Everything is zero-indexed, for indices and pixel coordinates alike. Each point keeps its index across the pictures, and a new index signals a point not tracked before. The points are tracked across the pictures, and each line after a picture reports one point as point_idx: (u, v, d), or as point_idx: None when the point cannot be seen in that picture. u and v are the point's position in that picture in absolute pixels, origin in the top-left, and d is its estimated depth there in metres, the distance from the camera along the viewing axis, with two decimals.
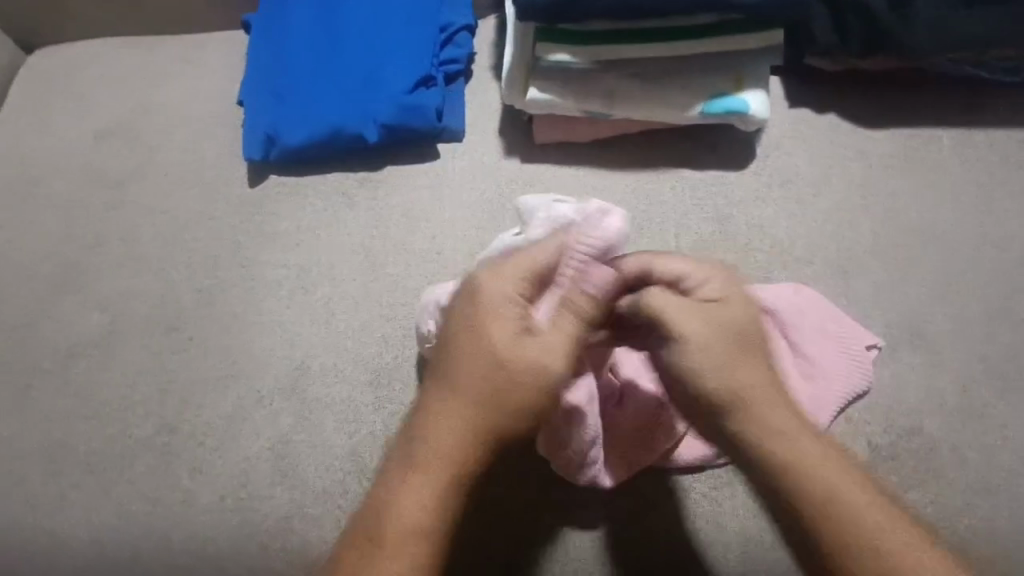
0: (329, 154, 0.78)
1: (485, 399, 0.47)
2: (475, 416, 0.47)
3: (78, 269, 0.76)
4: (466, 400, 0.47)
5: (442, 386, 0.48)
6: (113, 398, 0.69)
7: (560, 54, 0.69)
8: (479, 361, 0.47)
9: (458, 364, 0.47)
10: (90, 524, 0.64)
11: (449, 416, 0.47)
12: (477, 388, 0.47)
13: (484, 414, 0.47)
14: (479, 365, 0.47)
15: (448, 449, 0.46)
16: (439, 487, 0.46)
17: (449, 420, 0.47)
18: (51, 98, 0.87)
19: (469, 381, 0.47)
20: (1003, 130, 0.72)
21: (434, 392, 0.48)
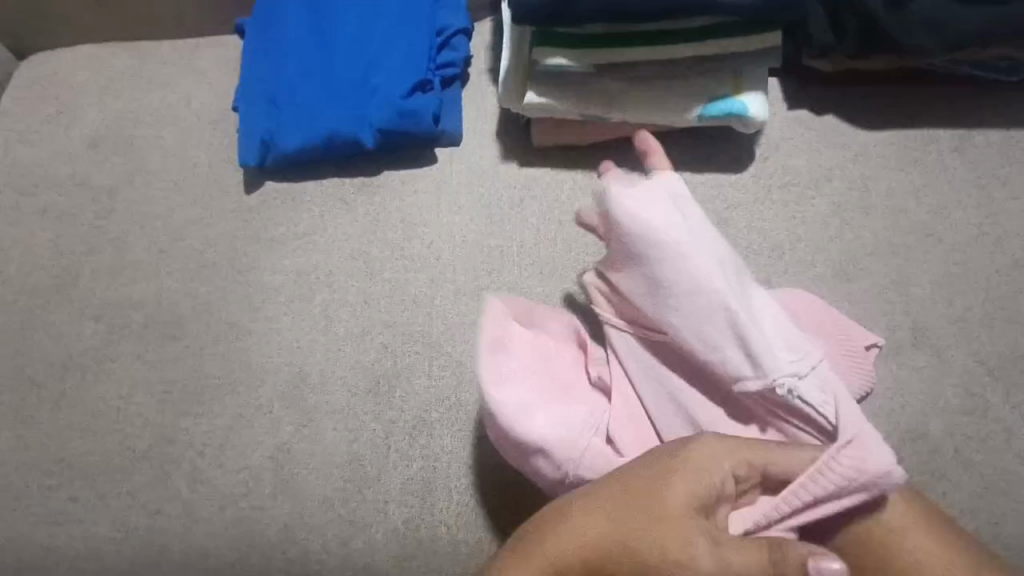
0: (325, 160, 0.78)
1: (620, 555, 0.43)
2: (609, 571, 0.44)
3: (72, 279, 0.76)
4: (616, 558, 0.44)
5: (602, 523, 0.45)
6: (110, 410, 0.69)
7: (555, 58, 0.67)
8: (653, 523, 0.43)
9: (641, 520, 0.44)
10: (88, 538, 0.63)
11: (589, 569, 0.44)
12: (628, 546, 0.43)
13: (611, 571, 0.44)
14: (650, 530, 0.43)
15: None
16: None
17: (580, 568, 0.44)
18: (43, 105, 0.86)
19: (618, 533, 0.44)
20: (1002, 130, 0.72)
21: (577, 529, 0.45)
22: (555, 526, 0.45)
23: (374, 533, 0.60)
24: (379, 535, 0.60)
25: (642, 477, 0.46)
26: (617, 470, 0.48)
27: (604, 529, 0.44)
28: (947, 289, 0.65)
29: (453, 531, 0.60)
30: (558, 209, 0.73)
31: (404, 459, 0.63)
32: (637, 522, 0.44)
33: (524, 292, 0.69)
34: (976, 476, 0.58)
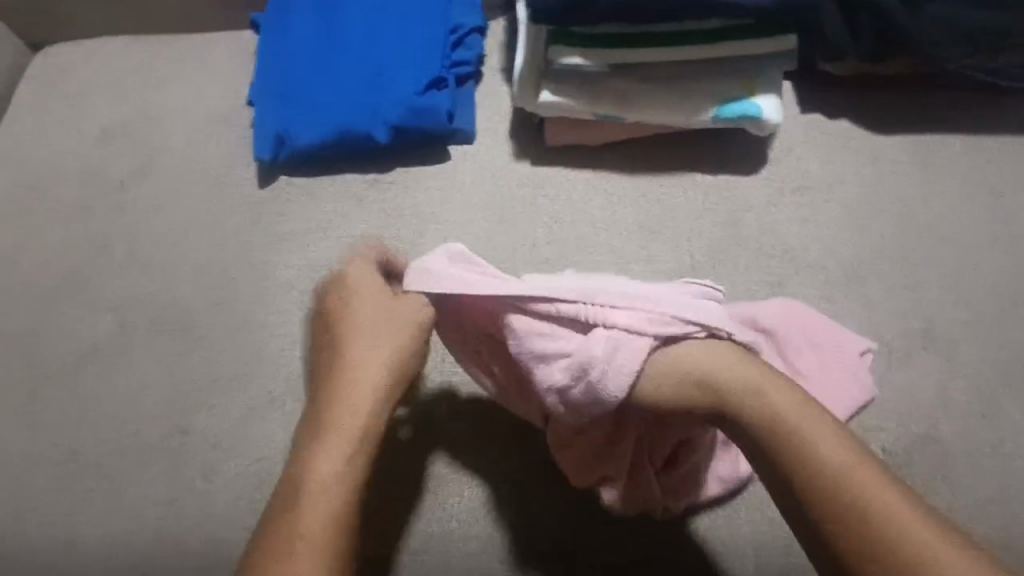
0: (339, 155, 0.78)
1: (378, 352, 0.54)
2: (375, 359, 0.54)
3: (86, 272, 0.76)
4: (372, 341, 0.55)
5: (345, 328, 0.56)
6: (123, 402, 0.69)
7: (571, 57, 0.68)
8: (372, 329, 0.55)
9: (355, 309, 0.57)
10: (102, 529, 0.64)
11: (359, 345, 0.55)
12: (368, 338, 0.55)
13: (383, 338, 0.55)
14: (360, 314, 0.56)
15: (364, 374, 0.54)
16: (359, 428, 0.52)
17: (367, 366, 0.54)
18: (58, 98, 0.87)
19: (355, 347, 0.55)
20: (1014, 135, 0.72)
21: (341, 331, 0.56)
22: (330, 341, 0.57)
23: (387, 528, 0.61)
24: (393, 529, 0.61)
25: (364, 276, 0.58)
26: (354, 347, 0.55)
27: (344, 320, 0.57)
28: (956, 293, 0.65)
29: (466, 526, 0.61)
30: (571, 209, 0.73)
31: (416, 457, 0.64)
32: (361, 331, 0.55)
33: None
34: (988, 478, 0.58)
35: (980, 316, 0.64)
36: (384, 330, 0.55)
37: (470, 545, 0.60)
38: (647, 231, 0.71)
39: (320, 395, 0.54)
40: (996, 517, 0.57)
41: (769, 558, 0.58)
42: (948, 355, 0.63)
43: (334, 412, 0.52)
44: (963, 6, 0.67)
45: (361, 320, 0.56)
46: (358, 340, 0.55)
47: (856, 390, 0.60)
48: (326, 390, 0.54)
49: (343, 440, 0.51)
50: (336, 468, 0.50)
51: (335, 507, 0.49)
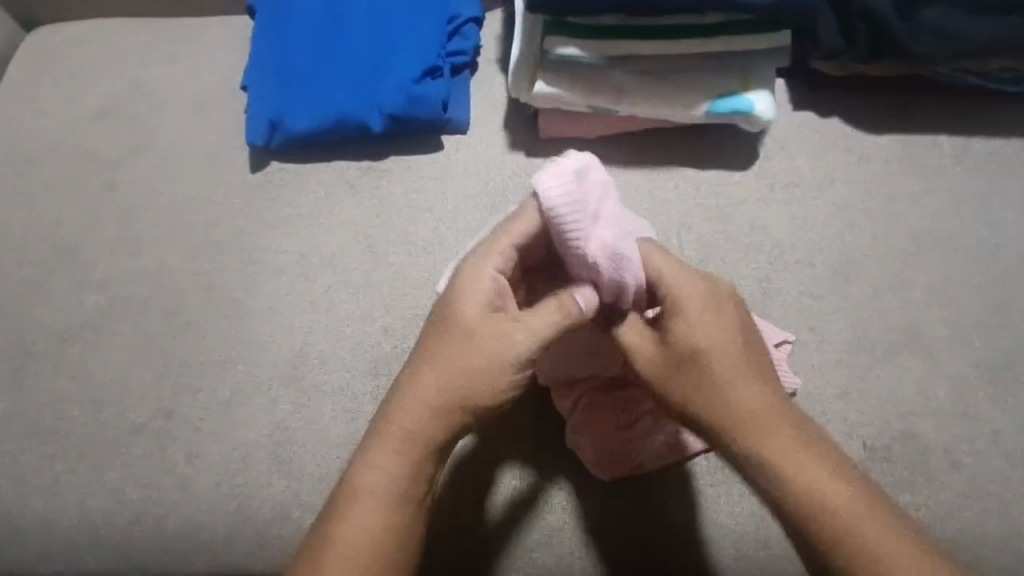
0: (333, 141, 0.78)
1: (449, 402, 0.50)
2: (445, 390, 0.50)
3: (73, 251, 0.75)
4: (458, 373, 0.51)
5: (448, 350, 0.51)
6: (108, 382, 0.69)
7: (567, 48, 0.69)
8: (478, 369, 0.50)
9: (467, 339, 0.51)
10: (83, 509, 0.64)
11: (444, 377, 0.51)
12: (448, 385, 0.50)
13: (458, 379, 0.50)
14: (458, 342, 0.51)
15: (431, 409, 0.50)
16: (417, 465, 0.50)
17: (434, 398, 0.50)
18: (51, 76, 0.86)
19: (449, 381, 0.50)
20: (1003, 138, 0.73)
21: (456, 347, 0.51)
22: (411, 371, 0.52)
23: None
24: None
25: (470, 292, 0.52)
26: (482, 359, 0.51)
27: (452, 350, 0.51)
28: (941, 291, 0.66)
29: (448, 514, 0.61)
30: None
31: None
32: (456, 376, 0.50)
33: None
34: (962, 475, 0.59)
35: (963, 315, 0.65)
36: (487, 371, 0.50)
37: (451, 532, 0.61)
38: None
39: (405, 436, 0.50)
40: (968, 512, 0.58)
41: (752, 550, 0.59)
42: (930, 353, 0.64)
43: (400, 434, 0.50)
44: (956, 9, 0.67)
45: (455, 353, 0.51)
46: (450, 371, 0.51)
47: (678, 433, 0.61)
48: (404, 430, 0.50)
49: (405, 474, 0.50)
50: (393, 509, 0.49)
51: (406, 530, 0.50)
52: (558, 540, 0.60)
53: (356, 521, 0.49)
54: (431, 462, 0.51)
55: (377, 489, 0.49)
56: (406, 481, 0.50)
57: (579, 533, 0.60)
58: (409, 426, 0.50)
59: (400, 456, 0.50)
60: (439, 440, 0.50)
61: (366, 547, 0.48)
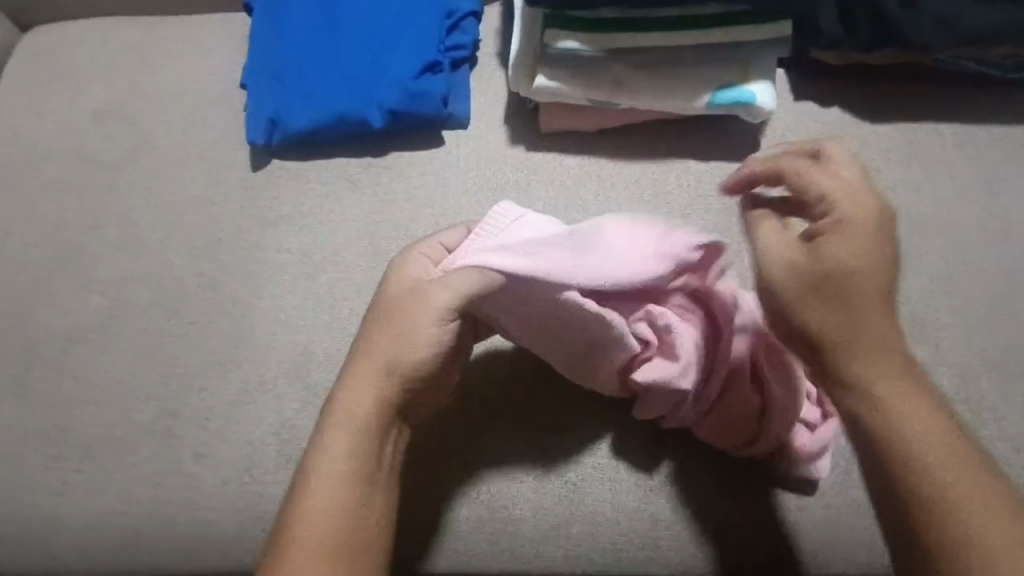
0: (334, 138, 0.78)
1: (379, 408, 0.52)
2: (370, 398, 0.52)
3: (75, 252, 0.75)
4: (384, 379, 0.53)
5: (364, 363, 0.53)
6: (114, 383, 0.69)
7: (567, 42, 0.69)
8: (406, 332, 0.53)
9: (378, 345, 0.53)
10: (91, 509, 0.64)
11: (365, 385, 0.53)
12: (365, 392, 0.53)
13: (374, 385, 0.53)
14: (392, 310, 0.54)
15: (358, 417, 0.52)
16: (361, 426, 0.52)
17: (358, 408, 0.52)
18: (48, 77, 0.86)
19: (370, 391, 0.53)
20: (1003, 126, 0.73)
21: (382, 311, 0.55)
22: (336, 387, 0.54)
23: None
24: None
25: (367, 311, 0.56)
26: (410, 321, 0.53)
27: (386, 315, 0.54)
28: (943, 279, 0.66)
29: (457, 510, 0.61)
30: (563, 194, 0.73)
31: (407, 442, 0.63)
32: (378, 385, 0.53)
33: None
34: None
35: (966, 303, 0.65)
36: (404, 373, 0.53)
37: (461, 527, 0.61)
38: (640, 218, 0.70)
39: (332, 442, 0.52)
40: None
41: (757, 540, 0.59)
42: (934, 342, 0.64)
43: (328, 445, 0.52)
44: None
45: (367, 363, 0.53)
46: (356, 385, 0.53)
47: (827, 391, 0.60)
48: (327, 440, 0.52)
49: (342, 485, 0.51)
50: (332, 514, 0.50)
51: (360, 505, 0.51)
52: (565, 533, 0.60)
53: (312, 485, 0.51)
54: (365, 463, 0.52)
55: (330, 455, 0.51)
56: (336, 488, 0.51)
57: (586, 526, 0.60)
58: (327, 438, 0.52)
59: (331, 465, 0.51)
60: (370, 440, 0.52)
61: (310, 554, 0.49)
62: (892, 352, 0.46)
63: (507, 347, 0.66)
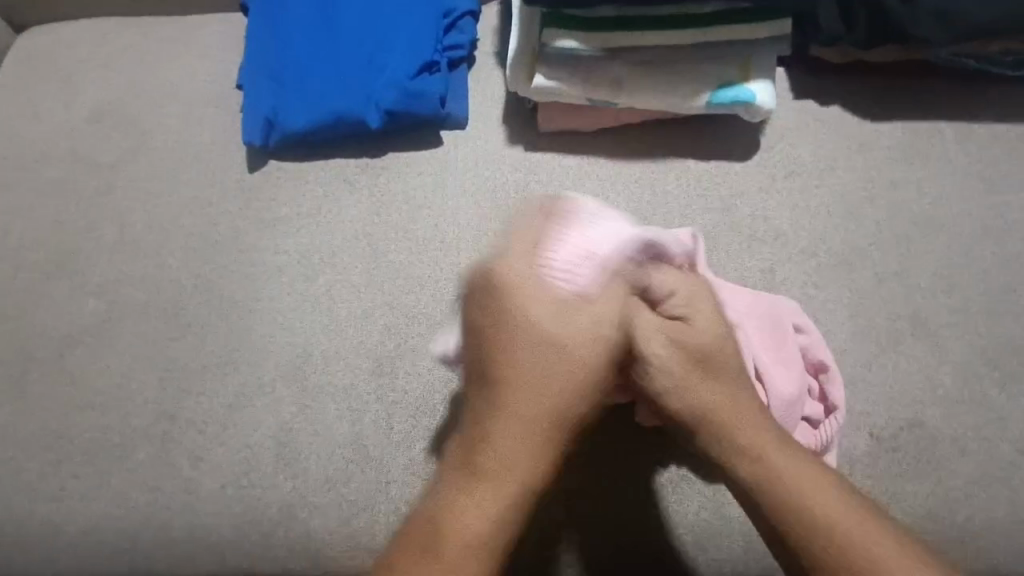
0: (331, 139, 0.77)
1: (529, 427, 0.48)
2: (518, 414, 0.48)
3: (71, 255, 0.75)
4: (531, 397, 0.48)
5: (500, 380, 0.49)
6: (111, 387, 0.68)
7: (564, 41, 0.68)
8: (551, 342, 0.49)
9: (520, 359, 0.49)
10: (88, 514, 0.63)
11: (519, 403, 0.48)
12: (508, 411, 0.48)
13: (516, 403, 0.48)
14: (515, 314, 0.49)
15: (512, 433, 0.47)
16: (520, 453, 0.47)
17: (506, 427, 0.48)
18: (43, 79, 0.85)
19: (513, 411, 0.48)
20: (1004, 123, 0.72)
21: (506, 311, 0.49)
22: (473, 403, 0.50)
23: (378, 514, 0.60)
24: (383, 514, 0.60)
25: (477, 319, 0.50)
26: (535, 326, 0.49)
27: (510, 317, 0.49)
28: (946, 278, 0.66)
29: None
30: (563, 194, 0.72)
31: (407, 447, 0.63)
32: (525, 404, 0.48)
33: None
34: (968, 462, 0.59)
35: (969, 302, 0.65)
36: (553, 385, 0.48)
37: None
38: (639, 217, 0.70)
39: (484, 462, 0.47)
40: (973, 499, 0.58)
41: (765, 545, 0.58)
42: (936, 341, 0.63)
43: (476, 463, 0.47)
44: None
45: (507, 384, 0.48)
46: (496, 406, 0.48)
47: (834, 390, 0.58)
48: (477, 458, 0.47)
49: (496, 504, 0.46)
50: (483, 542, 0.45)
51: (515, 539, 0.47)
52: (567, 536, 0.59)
53: (459, 516, 0.45)
54: (523, 479, 0.47)
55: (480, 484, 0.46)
56: (490, 506, 0.46)
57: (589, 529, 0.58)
58: (466, 456, 0.48)
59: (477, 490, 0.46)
60: (544, 469, 0.48)
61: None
62: (743, 406, 0.49)
63: None
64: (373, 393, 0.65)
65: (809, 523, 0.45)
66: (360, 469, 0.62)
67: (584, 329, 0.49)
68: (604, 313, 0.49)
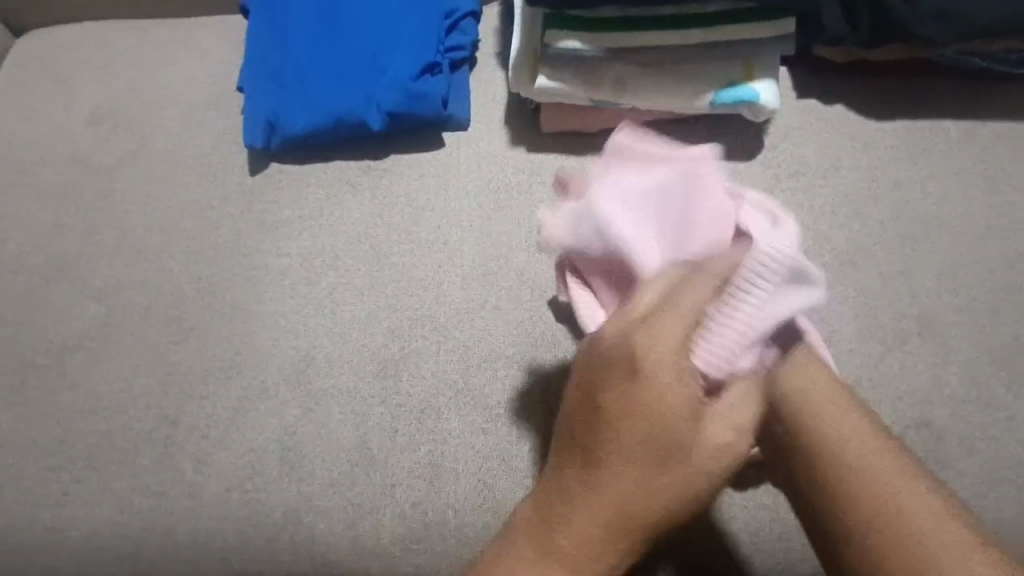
0: (333, 142, 0.77)
1: (610, 507, 0.43)
2: (595, 488, 0.43)
3: (72, 259, 0.74)
4: (623, 468, 0.43)
5: (582, 452, 0.44)
6: (113, 391, 0.68)
7: (568, 42, 0.68)
8: (631, 396, 0.43)
9: (606, 433, 0.43)
10: (91, 520, 0.63)
11: (611, 472, 0.43)
12: (582, 479, 0.44)
13: (599, 476, 0.43)
14: (622, 369, 0.43)
15: (595, 512, 0.43)
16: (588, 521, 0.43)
17: (589, 502, 0.43)
18: (42, 82, 0.85)
19: (594, 486, 0.43)
20: (1008, 121, 0.72)
21: (597, 369, 0.44)
22: (550, 477, 0.46)
23: (383, 516, 0.60)
24: (388, 517, 0.60)
25: (570, 394, 0.46)
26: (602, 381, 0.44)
27: (599, 376, 0.44)
28: (951, 277, 0.66)
29: (461, 516, 0.59)
30: None
31: (410, 448, 0.62)
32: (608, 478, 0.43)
33: (533, 275, 0.68)
34: (976, 462, 0.59)
35: (975, 301, 0.65)
36: (643, 459, 0.43)
37: (466, 533, 0.58)
38: None
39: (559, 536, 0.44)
40: (981, 498, 0.57)
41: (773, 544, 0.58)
42: (943, 341, 0.63)
43: (552, 539, 0.44)
44: None
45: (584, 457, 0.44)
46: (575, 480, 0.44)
47: None
48: (549, 535, 0.44)
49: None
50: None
51: None
52: None
53: None
54: (598, 562, 0.43)
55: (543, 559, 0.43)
56: None
57: None
58: (537, 529, 0.44)
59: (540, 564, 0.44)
60: (632, 530, 0.43)
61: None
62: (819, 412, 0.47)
63: (508, 349, 0.65)
64: (370, 396, 0.65)
65: (832, 491, 0.44)
66: (364, 471, 0.62)
67: (648, 400, 0.43)
68: (655, 378, 0.43)
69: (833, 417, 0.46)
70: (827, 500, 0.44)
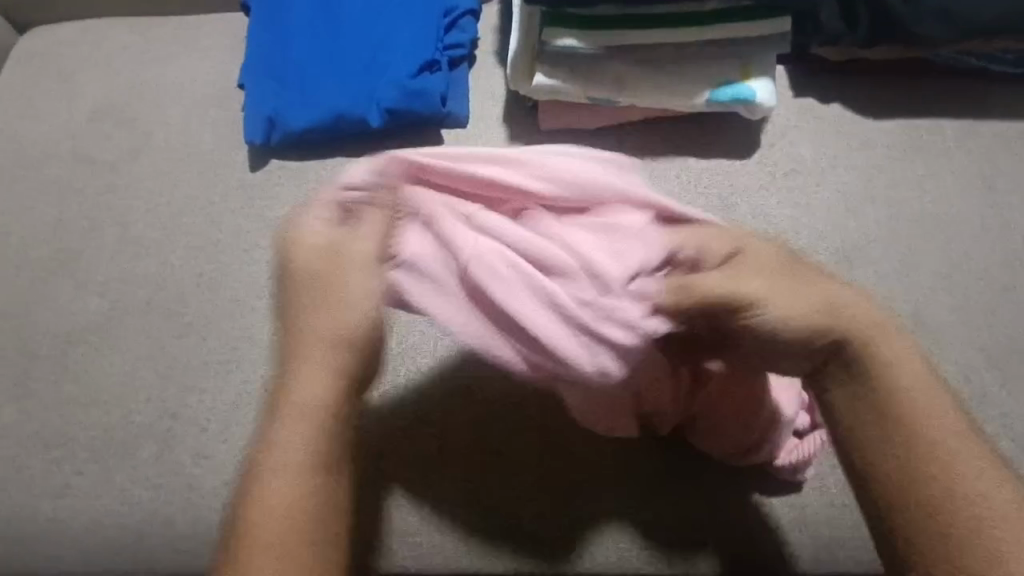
0: (332, 139, 0.77)
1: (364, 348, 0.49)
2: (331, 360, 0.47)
3: (74, 254, 0.75)
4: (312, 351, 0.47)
5: (304, 343, 0.48)
6: (113, 385, 0.69)
7: (566, 39, 0.69)
8: (331, 289, 0.48)
9: (306, 327, 0.48)
10: (92, 511, 0.64)
11: (311, 361, 0.47)
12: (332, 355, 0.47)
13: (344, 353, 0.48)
14: (305, 277, 0.49)
15: (318, 394, 0.47)
16: (309, 424, 0.46)
17: (319, 362, 0.47)
18: (46, 79, 0.85)
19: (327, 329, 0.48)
20: (1005, 121, 0.72)
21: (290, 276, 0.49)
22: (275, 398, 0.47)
23: (378, 511, 0.59)
24: (383, 513, 0.59)
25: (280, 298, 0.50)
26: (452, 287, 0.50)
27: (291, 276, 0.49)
28: (946, 275, 0.66)
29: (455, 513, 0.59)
30: None
31: (408, 443, 0.61)
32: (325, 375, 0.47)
33: None
34: None
35: (971, 300, 0.65)
36: (331, 345, 0.48)
37: (461, 530, 0.58)
38: None
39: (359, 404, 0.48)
40: None
41: (787, 540, 0.58)
42: (938, 339, 0.63)
43: (285, 435, 0.45)
44: None
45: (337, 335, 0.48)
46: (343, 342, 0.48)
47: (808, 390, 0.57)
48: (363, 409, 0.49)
49: (322, 438, 0.46)
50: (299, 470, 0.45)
51: (329, 503, 0.45)
52: (569, 534, 0.58)
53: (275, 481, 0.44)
54: (305, 455, 0.45)
55: (292, 441, 0.45)
56: (311, 486, 0.44)
57: (589, 527, 0.58)
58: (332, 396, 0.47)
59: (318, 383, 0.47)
60: (327, 422, 0.46)
61: (284, 492, 0.44)
62: (930, 398, 0.45)
63: None
64: (397, 405, 0.62)
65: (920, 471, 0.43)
66: (358, 466, 0.60)
67: (339, 293, 0.48)
68: (360, 268, 0.49)
69: (881, 342, 0.46)
70: (909, 468, 0.43)
